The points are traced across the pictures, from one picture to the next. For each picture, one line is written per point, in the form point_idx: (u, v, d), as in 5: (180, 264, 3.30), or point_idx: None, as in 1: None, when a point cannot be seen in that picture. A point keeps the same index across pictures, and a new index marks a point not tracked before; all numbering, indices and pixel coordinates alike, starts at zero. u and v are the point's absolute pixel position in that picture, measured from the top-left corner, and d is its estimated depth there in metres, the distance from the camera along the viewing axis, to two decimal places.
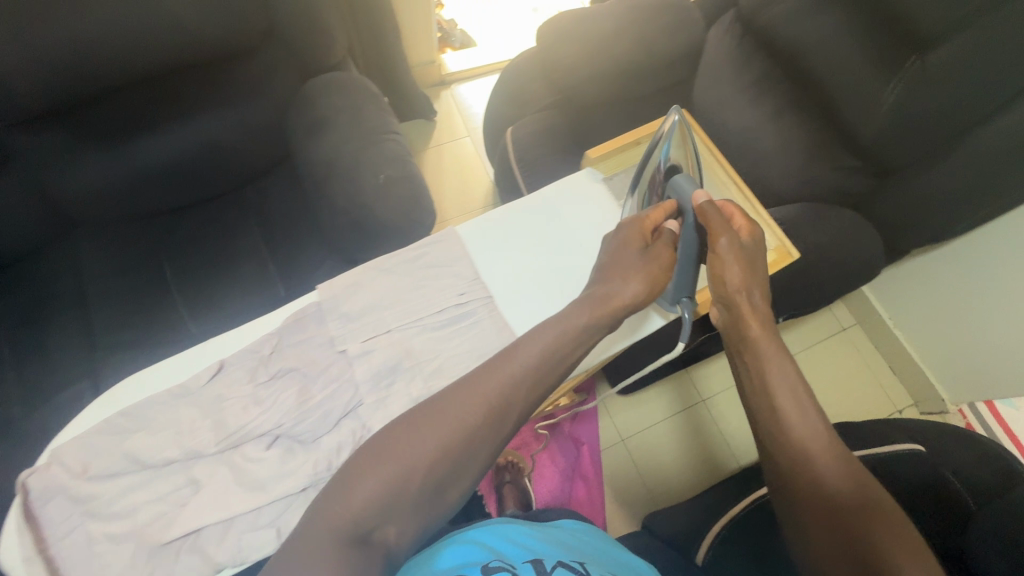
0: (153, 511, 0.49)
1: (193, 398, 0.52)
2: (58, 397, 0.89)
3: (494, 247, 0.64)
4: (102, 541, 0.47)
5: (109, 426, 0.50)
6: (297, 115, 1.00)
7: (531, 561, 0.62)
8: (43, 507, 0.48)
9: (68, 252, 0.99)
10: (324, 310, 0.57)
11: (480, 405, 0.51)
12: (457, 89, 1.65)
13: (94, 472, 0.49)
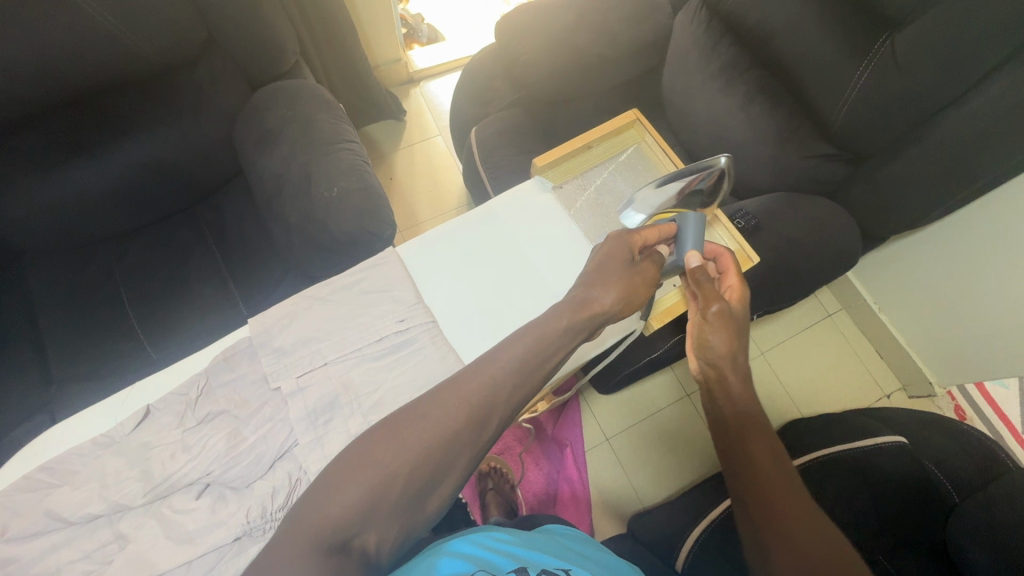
0: (78, 571, 0.47)
1: (118, 448, 0.51)
2: (14, 431, 0.87)
3: (438, 270, 0.62)
4: None
5: (29, 483, 0.49)
6: (245, 127, 0.97)
7: (517, 570, 0.59)
8: None
9: (18, 283, 0.96)
10: (255, 348, 0.55)
11: (465, 406, 0.50)
12: (427, 86, 1.60)
13: (12, 534, 0.47)
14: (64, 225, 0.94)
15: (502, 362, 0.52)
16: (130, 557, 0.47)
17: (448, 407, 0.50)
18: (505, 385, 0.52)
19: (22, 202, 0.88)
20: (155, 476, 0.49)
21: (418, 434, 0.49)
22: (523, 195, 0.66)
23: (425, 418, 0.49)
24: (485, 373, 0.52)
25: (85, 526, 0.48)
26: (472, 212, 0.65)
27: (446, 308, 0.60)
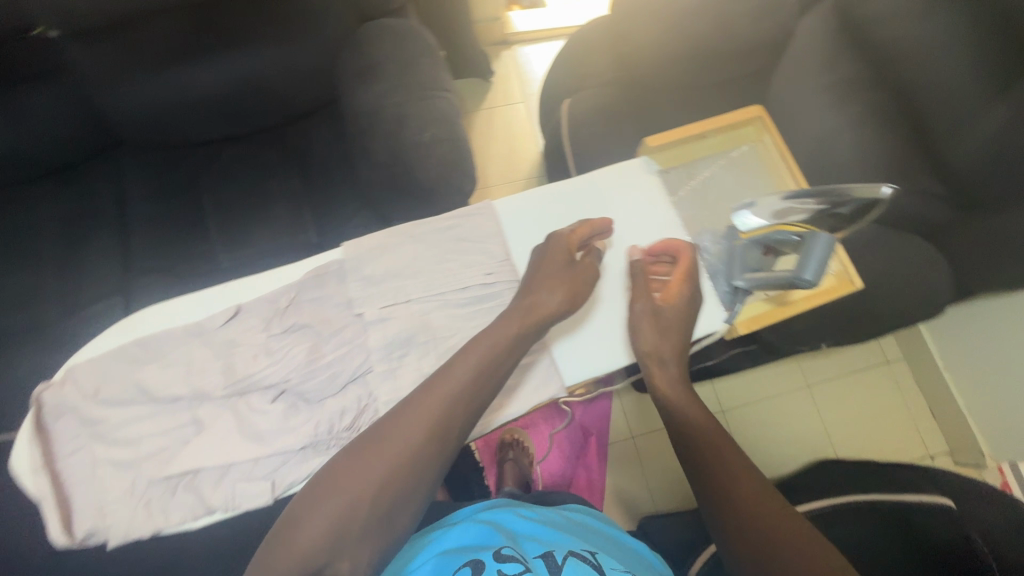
0: (155, 445, 0.51)
1: (207, 339, 0.54)
2: (90, 308, 0.93)
3: (532, 232, 0.62)
4: (105, 464, 0.50)
5: (124, 352, 0.52)
6: (348, 59, 0.96)
7: (542, 554, 0.63)
8: (52, 421, 0.51)
9: (112, 172, 1.01)
10: (345, 271, 0.57)
11: (420, 428, 0.51)
12: (520, 50, 1.57)
13: (103, 398, 0.51)
14: (161, 126, 0.97)
15: (455, 379, 0.52)
16: (205, 443, 0.50)
17: (404, 431, 0.51)
18: (466, 394, 0.52)
19: (131, 95, 0.92)
20: (237, 372, 0.53)
21: (382, 458, 0.50)
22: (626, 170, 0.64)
23: (386, 442, 0.50)
24: (440, 390, 0.52)
25: (169, 406, 0.52)
26: (572, 178, 0.64)
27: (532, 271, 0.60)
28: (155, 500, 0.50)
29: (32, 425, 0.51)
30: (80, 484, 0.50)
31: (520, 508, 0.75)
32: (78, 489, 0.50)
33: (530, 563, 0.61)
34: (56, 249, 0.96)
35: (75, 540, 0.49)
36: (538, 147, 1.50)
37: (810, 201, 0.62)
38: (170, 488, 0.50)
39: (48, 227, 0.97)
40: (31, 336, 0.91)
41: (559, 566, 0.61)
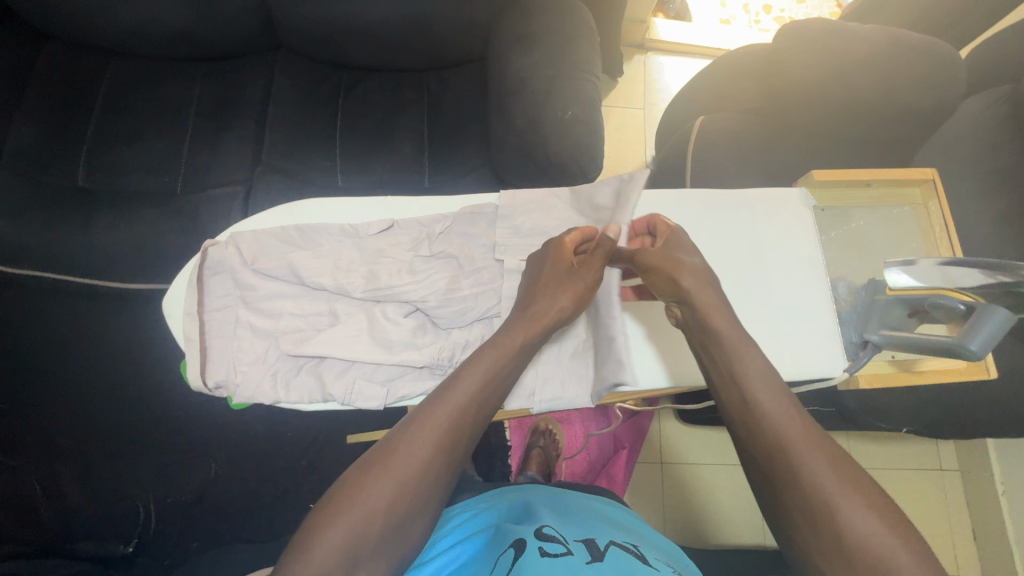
0: (293, 323, 0.58)
1: (360, 243, 0.60)
2: (214, 190, 0.99)
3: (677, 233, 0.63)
4: (248, 327, 0.57)
5: (287, 233, 0.59)
6: (509, 22, 0.98)
7: (584, 539, 0.64)
8: (211, 275, 0.58)
9: (263, 73, 1.07)
10: (496, 217, 0.62)
11: (425, 451, 0.50)
12: (655, 58, 1.56)
13: (261, 269, 0.57)
14: (318, 41, 1.01)
15: (461, 391, 0.52)
16: (338, 334, 0.57)
17: (406, 457, 0.49)
18: (472, 403, 0.52)
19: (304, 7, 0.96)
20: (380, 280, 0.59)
21: (387, 481, 0.49)
22: (783, 198, 0.63)
23: (392, 462, 0.49)
24: (440, 418, 0.51)
25: (311, 295, 0.59)
26: (728, 190, 0.65)
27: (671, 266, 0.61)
28: (285, 371, 0.56)
29: (196, 273, 0.58)
30: (222, 337, 0.57)
31: (562, 502, 0.76)
32: (218, 340, 0.56)
33: (570, 546, 0.61)
34: (198, 129, 1.03)
35: (204, 384, 0.55)
36: (645, 156, 1.49)
37: (978, 268, 0.53)
38: (298, 364, 0.57)
39: (197, 107, 1.05)
40: (156, 201, 0.98)
41: (601, 552, 0.61)
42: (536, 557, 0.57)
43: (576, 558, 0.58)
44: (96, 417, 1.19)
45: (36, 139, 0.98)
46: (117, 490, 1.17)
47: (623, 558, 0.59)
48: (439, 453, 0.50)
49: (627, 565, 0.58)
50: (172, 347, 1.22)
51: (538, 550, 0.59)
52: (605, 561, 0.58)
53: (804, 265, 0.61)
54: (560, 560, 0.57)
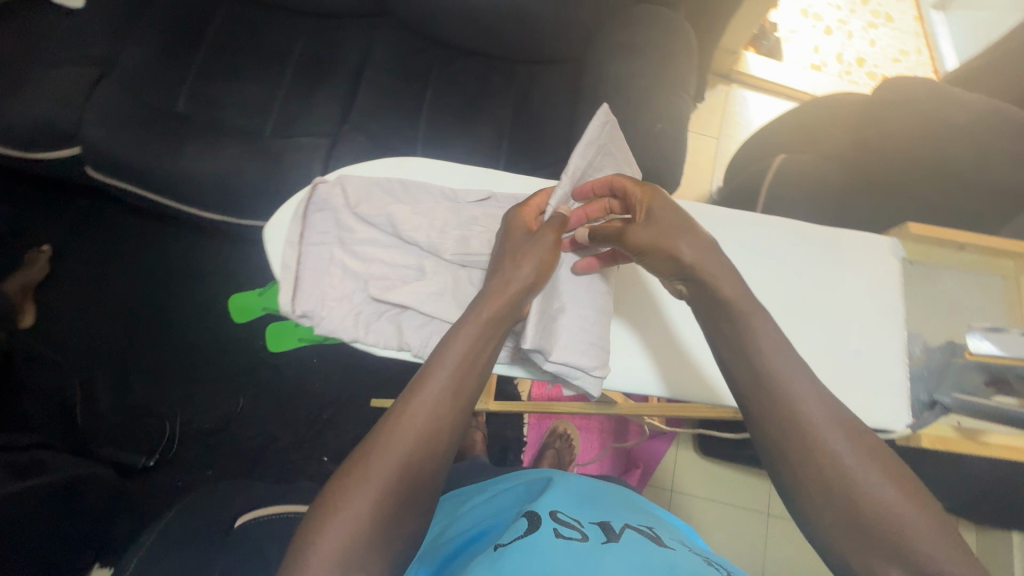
0: (380, 272, 0.62)
1: (454, 209, 0.65)
2: (302, 139, 1.03)
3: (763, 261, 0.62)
4: (341, 267, 0.62)
5: (390, 187, 0.65)
6: (613, 29, 1.00)
7: (600, 521, 0.62)
8: (314, 213, 0.63)
9: (366, 36, 1.11)
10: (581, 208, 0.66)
11: (408, 449, 0.50)
12: (738, 91, 1.56)
13: (362, 213, 0.63)
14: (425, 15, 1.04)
15: (435, 379, 0.53)
16: (422, 290, 0.61)
17: (388, 454, 0.50)
18: (451, 391, 0.53)
19: None
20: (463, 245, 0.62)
21: (372, 481, 0.49)
22: (875, 245, 0.64)
23: (374, 465, 0.49)
24: (420, 416, 0.51)
25: (402, 247, 0.64)
26: (823, 226, 0.65)
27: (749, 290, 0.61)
28: (368, 314, 0.61)
29: (301, 208, 0.63)
30: (315, 271, 0.61)
31: (583, 481, 0.74)
32: (310, 272, 0.61)
33: (585, 528, 0.60)
34: (295, 79, 1.07)
35: (292, 311, 0.60)
36: (711, 185, 1.49)
37: None
38: (379, 311, 0.61)
39: (297, 58, 1.08)
40: (245, 138, 1.02)
41: (617, 533, 0.59)
42: (550, 538, 0.56)
43: (591, 541, 0.57)
44: (140, 332, 1.24)
45: (147, 61, 1.03)
46: (146, 405, 1.20)
47: (639, 541, 0.58)
48: (422, 448, 0.51)
49: (643, 548, 0.56)
50: (225, 281, 1.26)
51: (553, 531, 0.58)
52: (620, 543, 0.56)
53: (881, 315, 0.61)
54: (575, 544, 0.55)
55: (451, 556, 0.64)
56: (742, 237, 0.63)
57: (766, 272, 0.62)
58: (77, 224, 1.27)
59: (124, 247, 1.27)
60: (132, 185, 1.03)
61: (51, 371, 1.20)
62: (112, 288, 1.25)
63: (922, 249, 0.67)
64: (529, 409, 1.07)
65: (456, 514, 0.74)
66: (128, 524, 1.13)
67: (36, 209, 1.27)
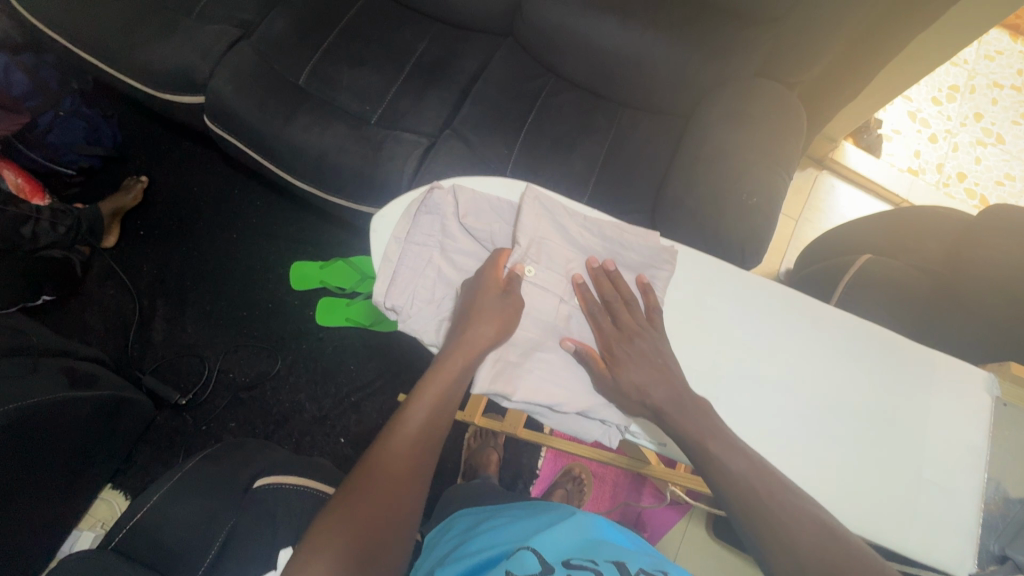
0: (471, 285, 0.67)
1: (552, 234, 0.67)
2: (403, 134, 1.07)
3: (828, 367, 0.62)
4: (435, 269, 0.67)
5: (495, 202, 0.68)
6: (727, 95, 1.01)
7: (614, 562, 0.59)
8: (422, 213, 0.68)
9: (484, 51, 1.15)
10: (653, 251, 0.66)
11: (379, 480, 0.55)
12: (828, 177, 1.53)
13: (466, 226, 0.67)
14: (546, 44, 1.08)
15: (409, 425, 0.58)
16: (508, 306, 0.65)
17: (356, 496, 0.54)
18: (421, 437, 0.58)
19: (550, 10, 1.02)
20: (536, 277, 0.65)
21: (346, 522, 0.53)
22: (963, 377, 0.61)
23: (349, 501, 0.54)
24: (390, 455, 0.57)
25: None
26: (907, 343, 0.62)
27: (824, 391, 0.61)
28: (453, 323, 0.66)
29: (413, 207, 0.69)
30: (412, 266, 0.66)
31: (601, 519, 0.71)
32: (407, 271, 0.66)
33: (598, 566, 0.58)
34: (410, 76, 1.12)
35: (382, 302, 0.66)
36: (780, 265, 1.46)
37: None
38: None
39: (418, 59, 1.14)
40: (352, 122, 1.07)
41: None
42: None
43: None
44: (205, 277, 1.30)
45: (284, 33, 1.11)
46: (193, 346, 1.25)
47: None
48: (385, 492, 0.55)
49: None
50: (293, 247, 1.32)
51: None
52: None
53: (963, 449, 0.59)
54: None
55: None
56: (830, 339, 0.63)
57: (850, 378, 0.61)
58: (178, 164, 1.36)
59: (212, 194, 1.34)
60: (241, 142, 1.09)
61: (119, 292, 1.27)
62: (192, 230, 1.32)
63: (1021, 393, 0.59)
64: (552, 444, 1.06)
65: (470, 532, 0.73)
66: (148, 454, 1.18)
67: (146, 142, 1.37)
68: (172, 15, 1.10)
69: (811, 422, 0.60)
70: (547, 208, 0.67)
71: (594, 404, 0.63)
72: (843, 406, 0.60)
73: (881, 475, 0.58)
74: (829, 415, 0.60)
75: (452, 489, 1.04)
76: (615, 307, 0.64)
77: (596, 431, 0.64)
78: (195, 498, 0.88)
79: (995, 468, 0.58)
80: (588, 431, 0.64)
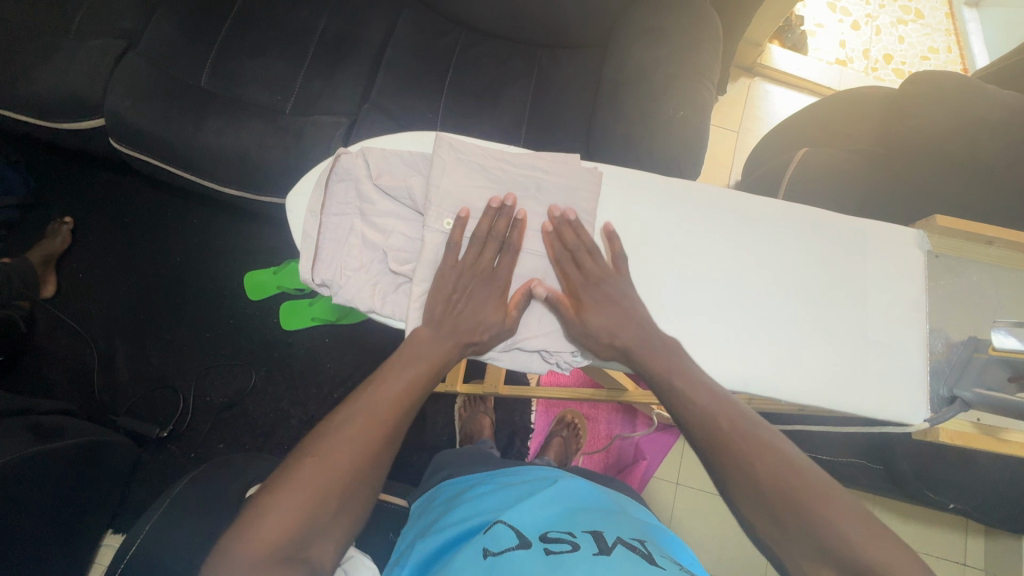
0: (398, 244, 0.68)
1: (475, 173, 0.66)
2: (320, 117, 1.03)
3: (763, 254, 0.63)
4: (359, 236, 0.67)
5: (409, 158, 0.68)
6: (640, 13, 0.98)
7: (592, 532, 0.60)
8: (336, 182, 0.68)
9: (389, 16, 1.11)
10: (581, 176, 0.65)
11: (338, 445, 0.54)
12: (761, 84, 1.53)
13: (380, 184, 0.66)
14: None
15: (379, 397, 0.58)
16: (435, 262, 0.65)
17: (310, 466, 0.53)
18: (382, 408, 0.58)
19: None
20: (458, 239, 0.63)
21: (298, 492, 0.52)
22: (895, 239, 0.62)
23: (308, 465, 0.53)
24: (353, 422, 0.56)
25: (419, 220, 0.68)
26: (836, 214, 0.64)
27: (763, 279, 0.62)
28: (384, 286, 0.67)
29: (325, 177, 0.68)
30: (334, 236, 0.67)
31: (582, 482, 0.73)
32: (328, 243, 0.67)
33: (576, 539, 0.58)
34: (316, 58, 1.07)
35: (312, 280, 0.67)
36: (731, 179, 1.47)
37: None
38: (392, 286, 0.67)
39: (321, 36, 1.08)
40: (265, 115, 1.02)
41: (607, 548, 0.57)
42: (540, 556, 0.55)
43: (582, 553, 0.55)
44: (159, 305, 1.26)
45: (175, 36, 1.05)
46: (162, 377, 1.23)
47: (629, 558, 0.55)
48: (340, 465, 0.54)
49: (633, 566, 0.53)
50: (241, 259, 1.28)
51: (543, 550, 0.56)
52: (611, 557, 0.54)
53: (904, 307, 0.61)
54: (565, 558, 0.54)
55: (445, 547, 0.63)
56: (763, 229, 0.64)
57: (785, 261, 0.62)
58: (102, 196, 1.30)
59: (146, 221, 1.29)
60: (155, 158, 1.04)
61: (73, 340, 1.22)
62: (132, 261, 1.27)
63: (951, 242, 0.61)
64: (536, 396, 1.07)
65: (455, 501, 0.74)
66: (141, 492, 1.16)
67: (63, 181, 1.30)
68: (48, 39, 1.02)
69: (757, 311, 0.61)
70: (462, 152, 0.66)
71: (534, 344, 0.66)
72: (784, 290, 0.62)
73: (829, 347, 0.60)
74: (770, 300, 0.62)
75: (444, 456, 1.05)
76: (580, 259, 0.63)
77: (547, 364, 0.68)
78: (189, 523, 0.88)
79: (936, 318, 0.61)
80: (539, 365, 0.68)
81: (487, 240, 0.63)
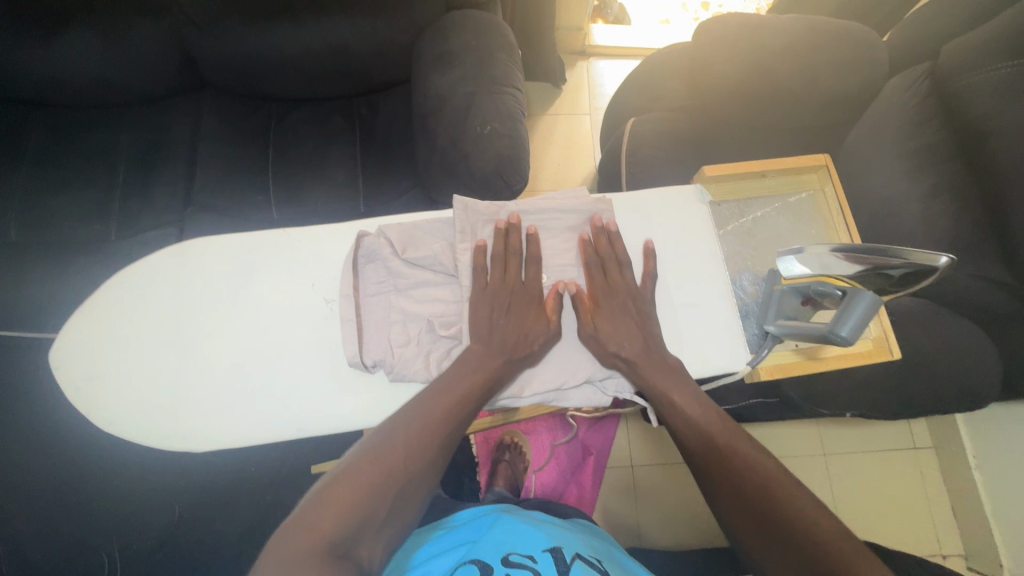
0: (435, 308, 0.66)
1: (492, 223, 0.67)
2: (146, 232, 0.99)
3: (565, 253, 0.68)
4: (397, 309, 0.65)
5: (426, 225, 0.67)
6: (429, 41, 0.97)
7: (550, 552, 0.63)
8: (364, 265, 0.66)
9: (194, 111, 1.08)
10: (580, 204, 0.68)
11: (404, 431, 0.55)
12: (596, 63, 1.59)
13: (410, 258, 0.65)
14: (244, 78, 1.02)
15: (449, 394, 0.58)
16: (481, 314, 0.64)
17: (376, 452, 0.53)
18: (449, 407, 0.57)
19: (218, 44, 0.96)
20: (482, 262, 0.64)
21: (365, 475, 0.51)
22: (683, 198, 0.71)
23: (380, 450, 0.53)
24: (418, 414, 0.56)
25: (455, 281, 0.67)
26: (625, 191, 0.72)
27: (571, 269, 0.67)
28: (433, 349, 0.64)
29: (350, 262, 0.65)
30: (375, 317, 0.65)
31: (533, 515, 0.77)
32: (372, 323, 0.64)
33: (537, 563, 0.60)
34: (128, 173, 1.03)
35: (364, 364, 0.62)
36: (596, 158, 1.49)
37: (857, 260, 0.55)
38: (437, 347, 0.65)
39: (126, 152, 1.05)
40: (91, 249, 0.98)
41: (567, 564, 0.60)
42: None
43: None
44: None
45: None
46: None
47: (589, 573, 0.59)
48: (408, 456, 0.53)
49: None
50: None
51: None
52: None
53: (705, 259, 0.69)
54: None
55: None
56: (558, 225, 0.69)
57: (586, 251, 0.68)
58: None
59: None
60: None
61: None
62: None
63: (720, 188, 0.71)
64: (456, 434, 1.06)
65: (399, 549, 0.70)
66: None
67: None
68: None
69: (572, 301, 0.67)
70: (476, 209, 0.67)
71: (599, 366, 0.65)
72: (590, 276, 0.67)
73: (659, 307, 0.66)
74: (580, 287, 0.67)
75: None
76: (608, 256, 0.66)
77: (612, 393, 0.65)
78: None
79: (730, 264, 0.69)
80: (601, 399, 0.66)
81: (508, 256, 0.65)
